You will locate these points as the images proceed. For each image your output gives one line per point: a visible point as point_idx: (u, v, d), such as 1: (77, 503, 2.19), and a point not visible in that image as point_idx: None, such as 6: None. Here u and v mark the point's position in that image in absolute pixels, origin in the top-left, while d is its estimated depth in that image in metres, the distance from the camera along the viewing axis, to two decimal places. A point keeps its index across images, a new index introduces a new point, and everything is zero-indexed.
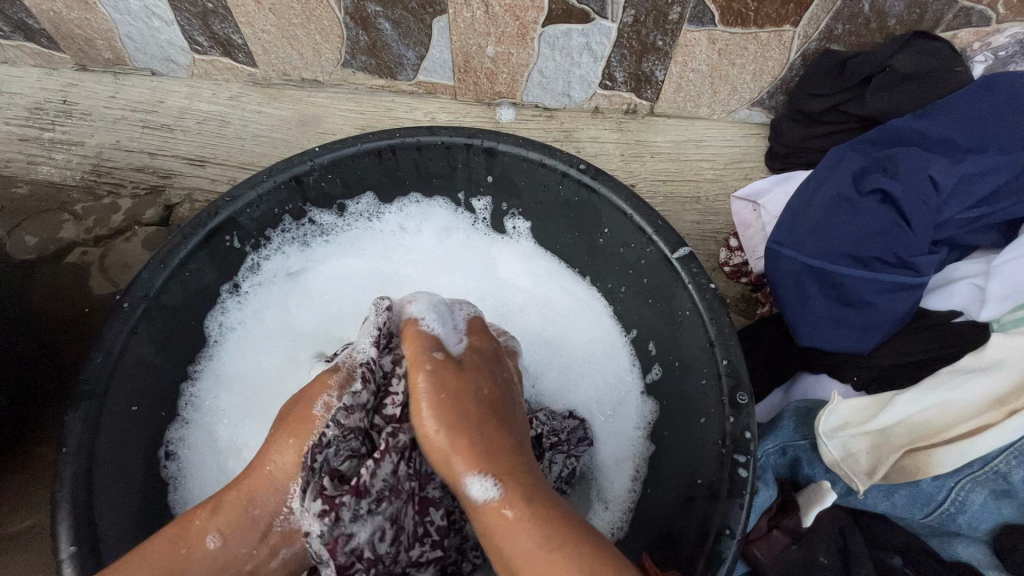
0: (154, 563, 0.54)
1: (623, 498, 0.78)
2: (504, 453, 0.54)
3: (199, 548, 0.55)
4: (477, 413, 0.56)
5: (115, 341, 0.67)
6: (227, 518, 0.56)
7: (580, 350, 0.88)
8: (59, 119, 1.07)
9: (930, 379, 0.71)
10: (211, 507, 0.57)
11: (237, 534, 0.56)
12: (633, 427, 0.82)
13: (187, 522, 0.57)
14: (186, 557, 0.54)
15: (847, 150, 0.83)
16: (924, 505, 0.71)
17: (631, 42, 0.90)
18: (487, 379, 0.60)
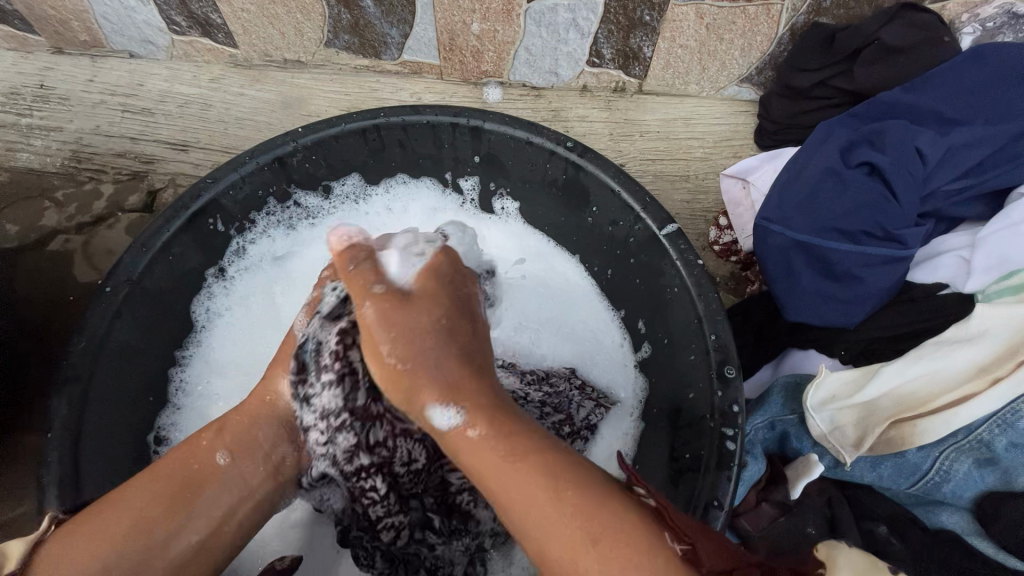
0: (167, 480, 0.55)
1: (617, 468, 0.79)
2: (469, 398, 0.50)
3: (210, 463, 0.57)
4: (440, 352, 0.53)
5: (99, 325, 0.66)
6: (235, 437, 0.59)
7: (579, 335, 0.88)
8: (37, 104, 1.05)
9: (915, 351, 0.72)
10: (216, 428, 0.60)
11: (246, 451, 0.59)
12: (628, 410, 0.82)
13: (195, 440, 0.59)
14: (201, 474, 0.56)
15: (835, 124, 0.83)
16: (909, 475, 0.72)
17: (618, 17, 0.88)
18: (448, 297, 0.57)
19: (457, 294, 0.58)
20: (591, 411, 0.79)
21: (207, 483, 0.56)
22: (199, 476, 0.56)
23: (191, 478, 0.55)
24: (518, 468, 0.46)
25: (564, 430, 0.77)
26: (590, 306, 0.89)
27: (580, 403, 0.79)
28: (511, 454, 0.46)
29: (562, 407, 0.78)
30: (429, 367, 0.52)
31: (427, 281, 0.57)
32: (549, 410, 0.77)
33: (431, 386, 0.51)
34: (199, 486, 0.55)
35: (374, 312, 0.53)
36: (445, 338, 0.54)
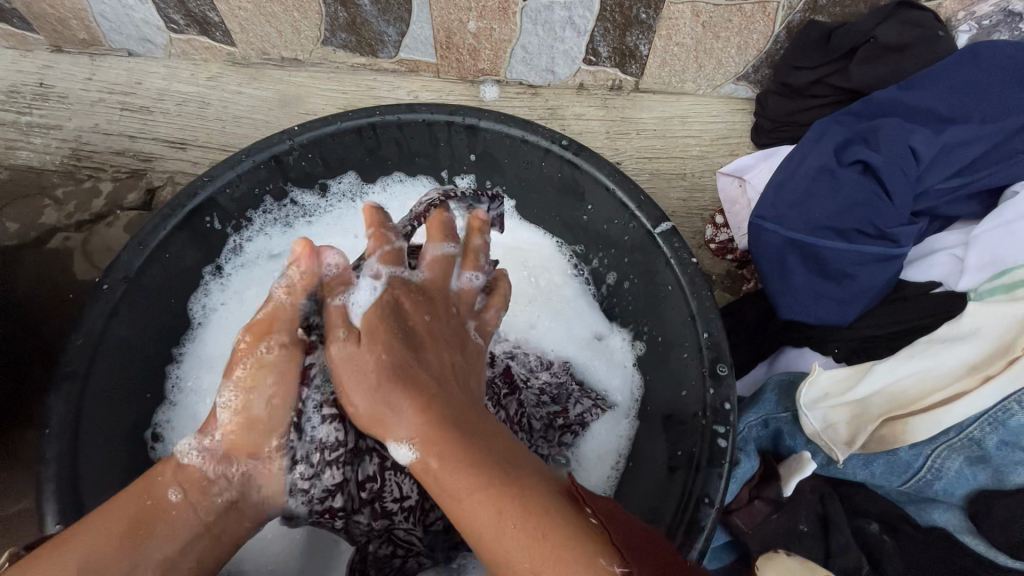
0: (121, 515, 0.51)
1: (610, 464, 0.79)
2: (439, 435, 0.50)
3: (164, 500, 0.54)
4: (413, 376, 0.54)
5: (96, 322, 0.67)
6: (189, 473, 0.57)
7: (577, 333, 0.88)
8: (36, 102, 1.05)
9: (908, 348, 0.72)
10: (174, 464, 0.58)
11: (199, 486, 0.57)
12: (623, 413, 0.82)
13: (152, 478, 0.56)
14: (156, 509, 0.53)
15: (831, 122, 0.83)
16: (901, 473, 0.72)
17: (614, 15, 0.88)
18: (388, 316, 0.58)
19: (401, 328, 0.58)
20: (587, 410, 0.80)
21: (161, 521, 0.53)
22: (152, 512, 0.53)
23: (143, 513, 0.52)
24: (469, 501, 0.46)
25: (557, 423, 0.79)
26: (588, 305, 0.89)
27: (578, 399, 0.80)
28: (470, 479, 0.46)
29: (560, 401, 0.80)
30: (392, 396, 0.53)
31: (373, 319, 0.59)
32: (548, 400, 0.80)
33: (399, 418, 0.52)
34: (154, 521, 0.52)
35: (353, 350, 0.57)
36: (405, 398, 0.53)
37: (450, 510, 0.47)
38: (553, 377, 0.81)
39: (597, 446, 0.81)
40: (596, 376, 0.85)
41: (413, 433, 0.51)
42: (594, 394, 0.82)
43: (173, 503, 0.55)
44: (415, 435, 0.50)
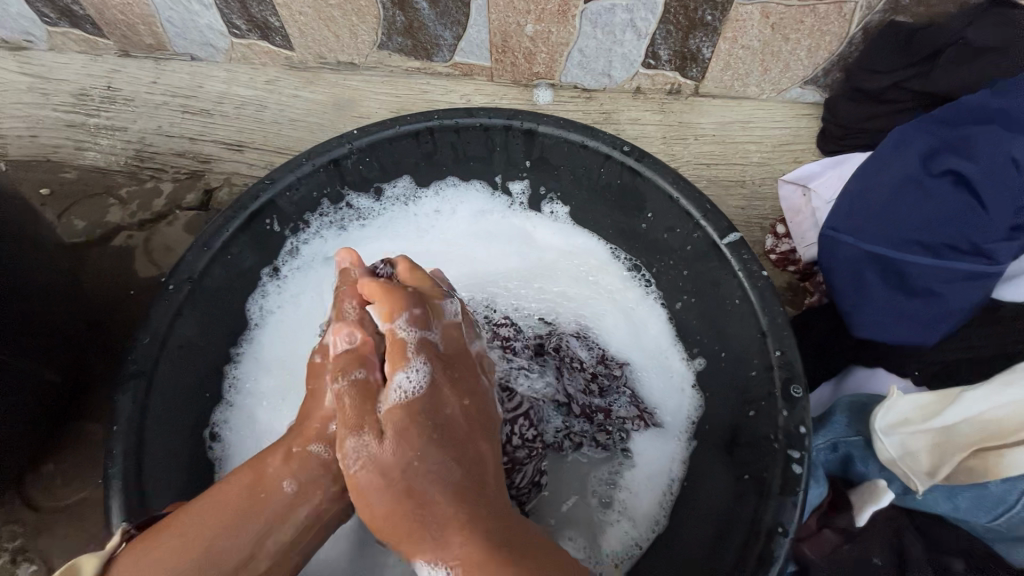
0: (231, 506, 0.53)
1: (667, 467, 0.76)
2: (449, 522, 0.50)
3: (277, 491, 0.55)
4: (439, 472, 0.53)
5: (163, 321, 0.68)
6: (302, 462, 0.56)
7: (636, 338, 0.84)
8: (104, 105, 1.09)
9: (1005, 375, 0.67)
10: (284, 453, 0.57)
11: (314, 480, 0.57)
12: (673, 433, 0.78)
13: (263, 465, 0.56)
14: (270, 499, 0.54)
15: (914, 129, 0.76)
16: (990, 509, 0.67)
17: (678, 17, 0.86)
18: (424, 422, 0.55)
19: (435, 419, 0.56)
20: (629, 417, 0.77)
21: (275, 509, 0.54)
22: (262, 501, 0.54)
23: (256, 504, 0.54)
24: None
25: (596, 418, 0.78)
26: (650, 314, 0.85)
27: (624, 403, 0.78)
28: None
29: (606, 395, 0.79)
30: (425, 515, 0.51)
31: (400, 418, 0.55)
32: (594, 391, 0.78)
33: (436, 529, 0.50)
34: (267, 506, 0.54)
35: (376, 450, 0.53)
36: (422, 479, 0.52)
37: None
38: (606, 369, 0.80)
39: (648, 455, 0.77)
40: (652, 392, 0.81)
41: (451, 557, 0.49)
42: (640, 405, 0.79)
43: (286, 496, 0.55)
44: (453, 558, 0.49)
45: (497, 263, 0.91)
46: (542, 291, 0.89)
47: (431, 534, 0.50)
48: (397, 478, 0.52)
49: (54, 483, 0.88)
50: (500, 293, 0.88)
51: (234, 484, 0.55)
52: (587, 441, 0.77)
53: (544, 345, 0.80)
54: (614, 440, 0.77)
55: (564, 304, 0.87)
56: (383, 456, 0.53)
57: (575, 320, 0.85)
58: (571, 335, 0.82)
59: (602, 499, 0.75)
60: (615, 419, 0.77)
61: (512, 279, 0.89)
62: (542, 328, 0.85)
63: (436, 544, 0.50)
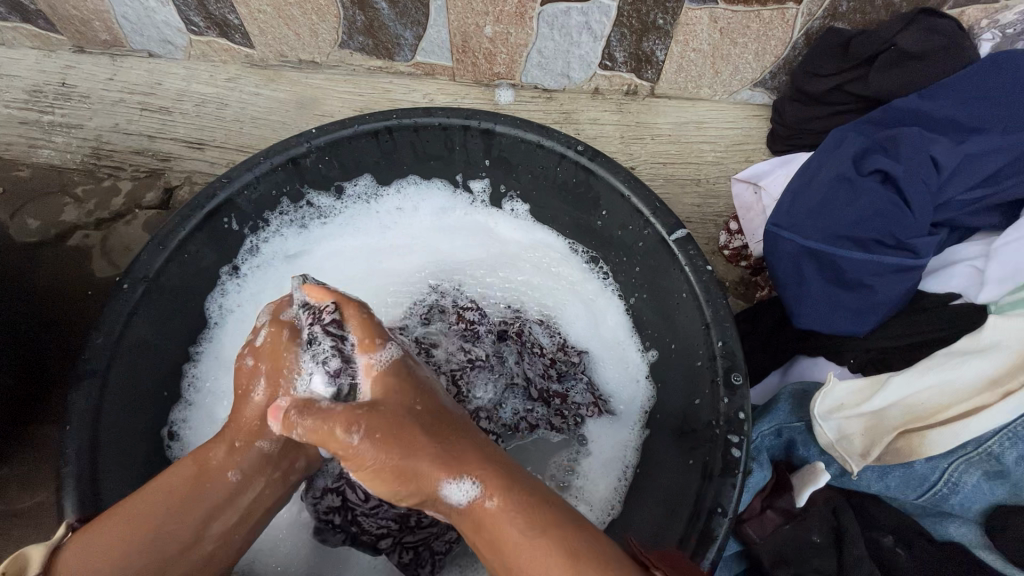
0: (171, 493, 0.55)
1: (620, 451, 0.79)
2: (463, 451, 0.52)
3: (220, 480, 0.57)
4: (443, 418, 0.54)
5: (117, 320, 0.68)
6: (245, 454, 0.59)
7: (596, 330, 0.87)
8: (58, 102, 1.07)
9: (926, 361, 0.71)
10: (227, 444, 0.59)
11: (255, 468, 0.60)
12: (627, 422, 0.81)
13: (204, 457, 0.58)
14: (208, 487, 0.57)
15: (849, 130, 0.82)
16: (917, 487, 0.72)
17: (631, 21, 0.89)
18: (418, 381, 0.56)
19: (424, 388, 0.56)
20: (585, 404, 0.81)
21: (212, 501, 0.56)
22: (204, 491, 0.56)
23: (196, 493, 0.56)
24: (536, 549, 0.47)
25: (553, 402, 0.81)
26: (610, 306, 0.88)
27: (581, 390, 0.82)
28: (535, 524, 0.48)
29: (563, 380, 0.82)
30: (435, 449, 0.50)
31: (399, 378, 0.56)
32: (552, 375, 0.83)
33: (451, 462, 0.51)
34: (205, 496, 0.56)
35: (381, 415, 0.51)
36: (428, 418, 0.53)
37: (504, 556, 0.48)
38: (563, 356, 0.85)
39: (601, 440, 0.81)
40: (610, 380, 0.85)
41: (471, 474, 0.50)
42: (596, 392, 0.83)
43: (229, 486, 0.58)
44: (473, 473, 0.50)
45: (459, 258, 0.93)
46: (507, 279, 0.91)
47: (446, 462, 0.50)
48: (409, 411, 0.52)
49: (10, 487, 0.87)
50: (468, 280, 0.91)
51: (175, 473, 0.56)
52: (544, 425, 0.81)
53: (507, 330, 0.85)
54: (566, 423, 0.81)
55: (530, 292, 0.90)
56: (396, 391, 0.54)
57: (540, 313, 0.89)
58: (535, 322, 0.87)
59: (559, 484, 0.79)
60: (569, 403, 0.81)
61: (477, 269, 0.92)
62: (508, 312, 0.88)
63: (463, 470, 0.50)
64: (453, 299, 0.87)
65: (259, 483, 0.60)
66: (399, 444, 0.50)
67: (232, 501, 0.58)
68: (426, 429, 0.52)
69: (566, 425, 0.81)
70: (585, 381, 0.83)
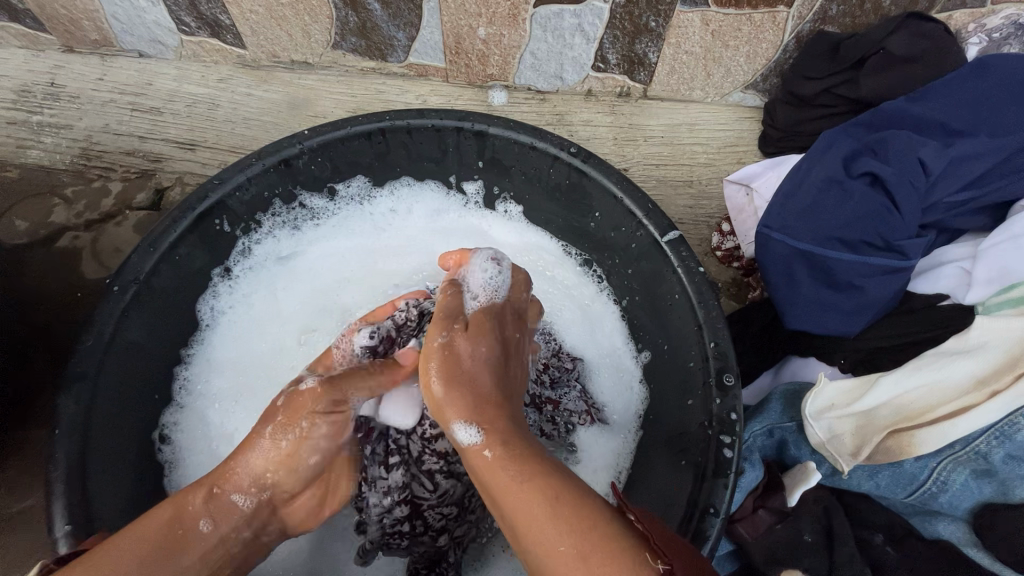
0: (149, 543, 0.54)
1: (610, 459, 0.80)
2: (492, 407, 0.58)
3: (194, 531, 0.57)
4: (493, 375, 0.61)
5: (107, 323, 0.67)
6: (220, 505, 0.59)
7: (592, 336, 0.87)
8: (47, 102, 1.06)
9: (915, 361, 0.72)
10: (206, 492, 0.59)
11: (227, 520, 0.59)
12: (618, 430, 0.82)
13: (183, 502, 0.58)
14: (185, 537, 0.56)
15: (839, 133, 0.83)
16: (906, 485, 0.72)
17: (623, 23, 0.89)
18: (499, 331, 0.64)
19: (505, 345, 0.65)
20: (577, 412, 0.81)
21: (185, 553, 0.56)
22: (178, 540, 0.56)
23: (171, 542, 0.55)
24: (519, 494, 0.49)
25: (545, 409, 0.81)
26: (605, 311, 0.88)
27: (575, 398, 0.82)
28: (523, 476, 0.50)
29: (557, 387, 0.82)
30: (469, 394, 0.58)
31: (483, 323, 0.64)
32: (545, 382, 0.82)
33: (479, 410, 0.57)
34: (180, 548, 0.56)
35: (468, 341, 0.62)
36: (489, 368, 0.61)
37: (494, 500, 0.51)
38: (558, 361, 0.84)
39: (590, 450, 0.81)
40: (603, 390, 0.85)
41: (485, 428, 0.55)
42: (589, 400, 0.83)
43: (202, 537, 0.57)
44: (487, 426, 0.55)
45: None
46: None
47: (478, 407, 0.57)
48: (475, 352, 0.61)
49: None
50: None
51: (154, 521, 0.56)
52: (535, 433, 0.80)
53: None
54: (556, 432, 0.81)
55: None
56: (474, 333, 0.63)
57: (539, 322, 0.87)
58: (531, 327, 0.85)
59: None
60: (564, 415, 0.81)
61: None
62: None
63: (483, 419, 0.56)
64: None
65: (230, 539, 0.60)
66: (452, 375, 0.59)
67: (201, 554, 0.57)
68: (475, 372, 0.60)
69: (559, 433, 0.81)
70: (580, 392, 0.83)
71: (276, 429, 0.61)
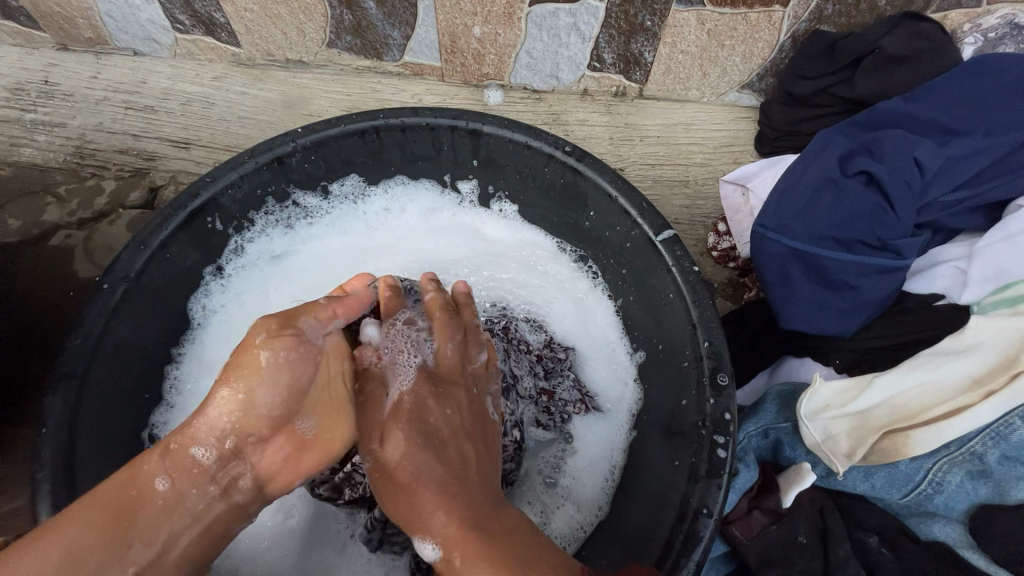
0: (103, 510, 0.52)
1: (604, 451, 0.80)
2: (450, 473, 0.60)
3: (150, 490, 0.53)
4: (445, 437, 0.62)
5: (96, 322, 0.67)
6: (177, 462, 0.54)
7: (585, 329, 0.87)
8: (40, 100, 1.06)
9: (910, 360, 0.72)
10: (159, 451, 0.55)
11: (188, 477, 0.55)
12: (613, 421, 0.81)
13: (136, 465, 0.54)
14: (140, 501, 0.53)
15: (834, 133, 0.83)
16: (902, 486, 0.72)
17: (619, 22, 0.89)
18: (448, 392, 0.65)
19: (426, 429, 0.62)
20: (572, 401, 0.82)
21: (145, 514, 0.53)
22: (134, 503, 0.53)
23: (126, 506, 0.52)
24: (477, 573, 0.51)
25: (540, 399, 0.82)
26: (599, 305, 0.88)
27: (569, 387, 0.83)
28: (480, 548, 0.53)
29: (550, 377, 0.83)
30: (423, 460, 0.60)
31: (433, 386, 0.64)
32: (539, 372, 0.84)
33: (425, 521, 0.56)
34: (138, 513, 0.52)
35: (393, 435, 0.61)
36: (440, 429, 0.62)
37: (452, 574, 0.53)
38: (550, 352, 0.85)
39: (586, 441, 0.81)
40: (599, 382, 0.84)
41: (437, 537, 0.55)
42: (583, 389, 0.83)
43: (160, 495, 0.54)
44: (438, 536, 0.55)
45: (446, 257, 0.93)
46: (494, 279, 0.91)
47: (432, 473, 0.59)
48: (424, 416, 0.63)
49: None
50: (450, 279, 0.91)
51: (106, 487, 0.53)
52: (532, 423, 0.82)
53: (493, 327, 0.85)
54: (553, 420, 0.81)
55: (516, 291, 0.90)
56: (424, 397, 0.64)
57: (532, 315, 0.88)
58: (522, 319, 0.88)
59: (547, 482, 0.79)
60: (560, 401, 0.82)
61: (466, 267, 0.92)
62: (495, 311, 0.89)
63: (439, 485, 0.58)
64: None
65: (194, 496, 0.55)
66: (407, 443, 0.61)
67: (167, 518, 0.54)
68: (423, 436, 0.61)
69: (557, 422, 0.81)
70: (575, 382, 0.83)
71: (228, 374, 0.54)
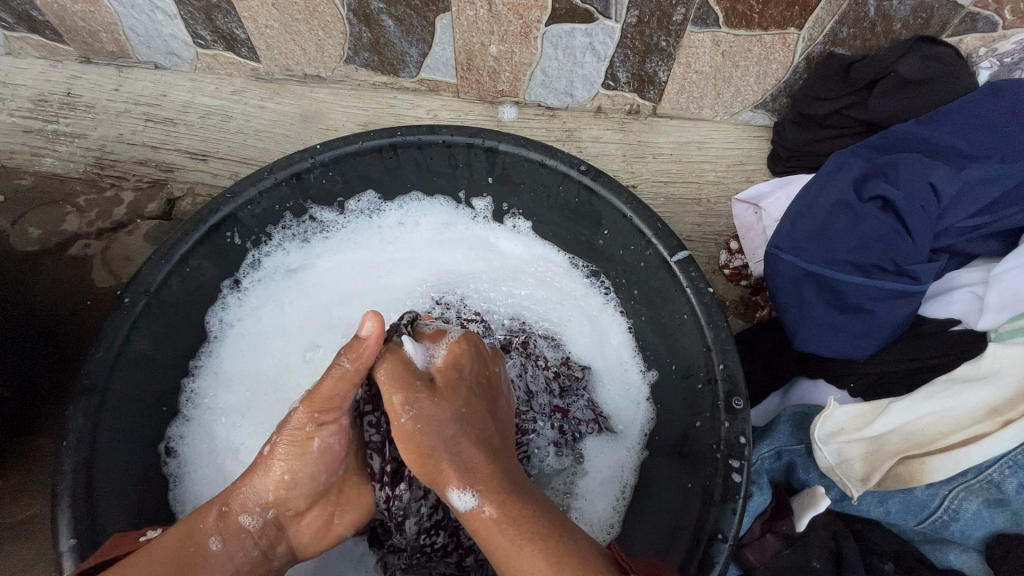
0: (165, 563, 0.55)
1: (613, 472, 0.79)
2: (479, 428, 0.61)
3: (206, 549, 0.58)
4: (479, 397, 0.63)
5: (115, 336, 0.68)
6: (230, 526, 0.60)
7: (599, 348, 0.87)
8: (63, 111, 1.08)
9: (924, 389, 0.72)
10: (218, 511, 0.60)
11: (238, 542, 0.60)
12: (625, 441, 0.81)
13: (194, 521, 0.59)
14: (197, 558, 0.57)
15: (848, 155, 0.84)
16: (918, 513, 0.71)
17: (634, 42, 0.90)
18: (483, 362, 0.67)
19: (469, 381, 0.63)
20: (585, 420, 0.82)
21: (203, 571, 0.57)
22: (190, 560, 0.57)
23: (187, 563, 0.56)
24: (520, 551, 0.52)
25: (555, 417, 0.82)
26: (613, 323, 0.87)
27: (582, 407, 0.83)
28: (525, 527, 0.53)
29: (565, 395, 0.83)
30: (457, 407, 0.60)
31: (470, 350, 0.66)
32: (555, 390, 0.83)
33: (456, 466, 0.57)
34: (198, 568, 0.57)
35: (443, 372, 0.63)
36: (479, 393, 0.63)
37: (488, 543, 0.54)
38: (567, 369, 0.85)
39: (597, 459, 0.81)
40: (610, 400, 0.84)
41: (477, 482, 0.56)
42: (596, 408, 0.83)
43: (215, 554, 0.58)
44: (478, 484, 0.56)
45: (457, 272, 0.93)
46: (511, 293, 0.91)
47: (469, 422, 0.60)
48: (461, 373, 0.63)
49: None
50: (470, 293, 0.91)
51: (166, 545, 0.57)
52: (547, 444, 0.81)
53: (512, 342, 0.86)
54: (567, 439, 0.81)
55: (531, 305, 0.91)
56: (468, 358, 0.65)
57: (546, 332, 0.89)
58: (540, 335, 0.88)
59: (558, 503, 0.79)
60: (575, 422, 0.82)
61: (480, 281, 0.92)
62: (513, 324, 0.89)
63: (471, 441, 0.59)
64: (456, 312, 0.89)
65: (240, 557, 0.60)
66: (448, 385, 0.62)
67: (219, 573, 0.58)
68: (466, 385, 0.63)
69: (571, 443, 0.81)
70: (589, 402, 0.83)
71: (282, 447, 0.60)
